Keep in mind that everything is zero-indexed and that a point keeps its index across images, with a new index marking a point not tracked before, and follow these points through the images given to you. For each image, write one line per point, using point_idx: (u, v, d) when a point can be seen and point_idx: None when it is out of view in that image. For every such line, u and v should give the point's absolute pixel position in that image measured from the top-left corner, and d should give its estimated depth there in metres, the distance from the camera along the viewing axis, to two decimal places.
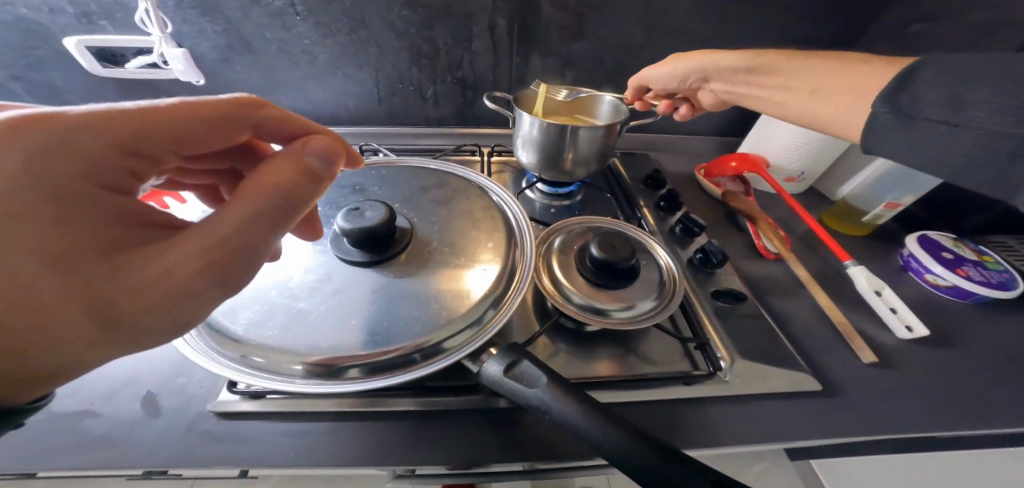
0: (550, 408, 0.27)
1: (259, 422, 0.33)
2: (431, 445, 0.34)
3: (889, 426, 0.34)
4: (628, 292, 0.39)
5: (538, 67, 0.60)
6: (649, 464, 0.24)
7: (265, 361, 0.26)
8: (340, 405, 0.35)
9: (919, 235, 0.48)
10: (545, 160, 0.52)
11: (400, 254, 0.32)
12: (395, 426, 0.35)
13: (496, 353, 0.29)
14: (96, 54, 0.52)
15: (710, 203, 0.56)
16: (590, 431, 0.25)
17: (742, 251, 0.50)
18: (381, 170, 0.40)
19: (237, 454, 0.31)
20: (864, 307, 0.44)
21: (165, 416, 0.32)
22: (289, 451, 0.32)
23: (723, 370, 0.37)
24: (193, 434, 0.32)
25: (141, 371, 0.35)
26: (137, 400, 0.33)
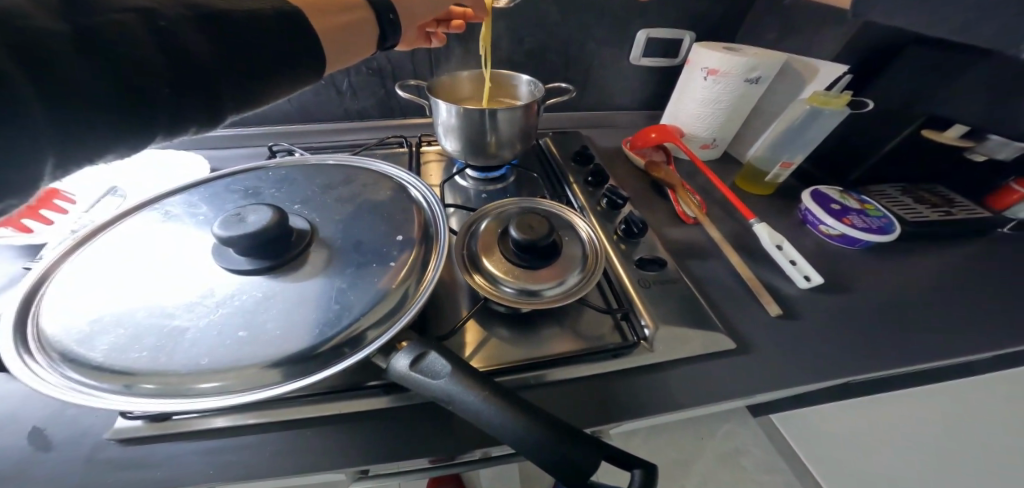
0: (454, 400, 0.24)
1: (171, 443, 0.33)
2: (361, 447, 0.34)
3: (787, 370, 0.37)
4: (552, 270, 0.39)
5: (457, 51, 0.58)
6: (555, 450, 0.22)
7: (145, 385, 0.24)
8: (261, 417, 0.35)
9: (812, 190, 0.51)
10: (467, 146, 0.49)
11: (298, 258, 0.30)
12: (314, 432, 0.35)
13: (403, 347, 0.27)
14: None
15: (636, 177, 0.58)
16: (493, 419, 0.23)
17: (665, 219, 0.52)
18: (281, 171, 0.38)
19: (141, 478, 0.31)
20: (771, 262, 0.48)
21: (55, 449, 0.33)
22: (206, 469, 0.32)
23: (648, 339, 0.38)
24: (92, 464, 0.32)
25: (23, 408, 0.35)
26: (21, 437, 0.33)
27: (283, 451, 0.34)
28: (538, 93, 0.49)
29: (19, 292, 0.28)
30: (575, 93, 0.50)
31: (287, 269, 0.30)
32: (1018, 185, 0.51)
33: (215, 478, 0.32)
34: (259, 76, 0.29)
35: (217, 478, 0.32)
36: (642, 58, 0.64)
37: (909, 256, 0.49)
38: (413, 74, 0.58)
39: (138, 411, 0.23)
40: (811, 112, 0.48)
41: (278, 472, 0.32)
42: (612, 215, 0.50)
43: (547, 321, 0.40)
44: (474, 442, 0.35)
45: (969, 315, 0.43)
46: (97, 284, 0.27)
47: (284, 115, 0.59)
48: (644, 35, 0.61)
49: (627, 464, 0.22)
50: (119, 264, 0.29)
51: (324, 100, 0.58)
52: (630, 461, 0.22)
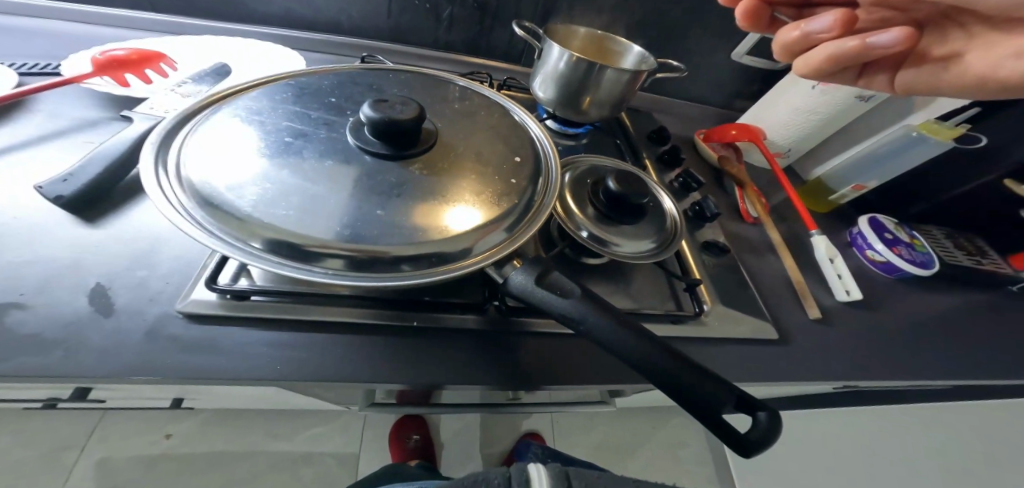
0: (584, 320, 0.26)
1: (238, 330, 0.34)
2: (425, 362, 0.37)
3: (826, 370, 0.41)
4: (635, 231, 0.41)
5: (565, 6, 0.57)
6: (685, 383, 0.24)
7: (274, 245, 0.26)
8: (337, 318, 0.36)
9: (869, 216, 0.55)
10: (563, 97, 0.49)
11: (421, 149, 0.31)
12: (388, 343, 0.37)
13: (521, 265, 0.30)
14: None
15: (704, 167, 0.59)
16: (627, 345, 0.25)
17: (729, 214, 0.54)
18: (399, 75, 0.40)
19: (210, 360, 0.32)
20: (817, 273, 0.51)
21: (118, 316, 0.32)
22: (275, 366, 0.33)
23: (706, 313, 0.41)
24: (158, 338, 0.32)
25: (87, 262, 0.34)
26: (84, 293, 0.32)
27: (348, 359, 0.35)
28: (647, 65, 0.49)
29: (155, 141, 0.30)
30: (684, 74, 0.49)
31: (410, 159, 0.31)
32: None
33: (281, 374, 0.33)
34: None
35: (289, 374, 0.33)
36: (745, 55, 0.65)
37: (932, 294, 0.54)
38: (513, 16, 0.57)
39: (266, 266, 0.25)
40: (914, 139, 0.51)
41: (348, 377, 0.34)
42: (682, 197, 0.52)
43: (614, 280, 0.42)
44: (524, 377, 0.39)
45: (974, 354, 0.49)
46: (236, 139, 0.29)
47: (373, 28, 0.56)
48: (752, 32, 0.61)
49: (750, 408, 0.26)
50: (257, 127, 0.30)
51: (419, 22, 0.56)
52: (755, 406, 0.26)
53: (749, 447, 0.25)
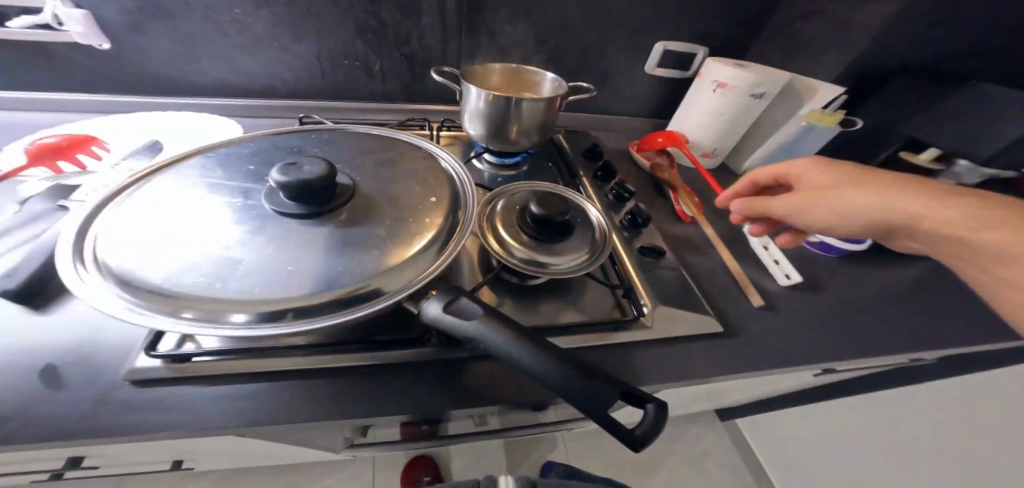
0: (483, 340, 0.27)
1: (187, 386, 0.36)
2: (370, 399, 0.38)
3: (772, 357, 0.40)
4: (563, 246, 0.41)
5: (485, 47, 0.62)
6: (579, 389, 0.25)
7: (200, 312, 0.27)
8: (281, 367, 0.37)
9: None
10: (490, 131, 0.52)
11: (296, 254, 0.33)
12: (334, 381, 0.39)
13: (435, 295, 0.29)
14: None
15: (642, 176, 0.63)
16: (522, 360, 0.26)
17: (666, 216, 0.56)
18: (320, 134, 0.43)
19: (155, 421, 0.33)
20: (757, 260, 0.52)
21: (69, 388, 0.34)
22: (222, 415, 0.34)
23: (646, 316, 0.39)
24: (107, 403, 0.33)
25: (40, 345, 0.36)
26: (34, 375, 0.34)
27: (291, 398, 0.37)
28: (561, 90, 0.52)
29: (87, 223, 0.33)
30: (595, 93, 0.52)
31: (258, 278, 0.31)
32: None
33: (228, 425, 0.34)
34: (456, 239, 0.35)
35: (236, 424, 0.34)
36: (656, 68, 0.72)
37: (878, 266, 0.55)
38: (440, 62, 0.62)
39: (167, 326, 0.26)
40: (806, 127, 0.63)
41: (294, 418, 0.35)
42: (618, 207, 0.53)
43: (553, 296, 0.42)
44: (467, 399, 0.39)
45: (926, 320, 0.48)
46: (154, 220, 0.31)
47: (315, 89, 0.62)
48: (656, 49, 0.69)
49: (641, 401, 0.27)
50: (173, 206, 0.32)
51: (354, 79, 0.61)
52: (645, 399, 0.26)
53: (644, 441, 0.25)
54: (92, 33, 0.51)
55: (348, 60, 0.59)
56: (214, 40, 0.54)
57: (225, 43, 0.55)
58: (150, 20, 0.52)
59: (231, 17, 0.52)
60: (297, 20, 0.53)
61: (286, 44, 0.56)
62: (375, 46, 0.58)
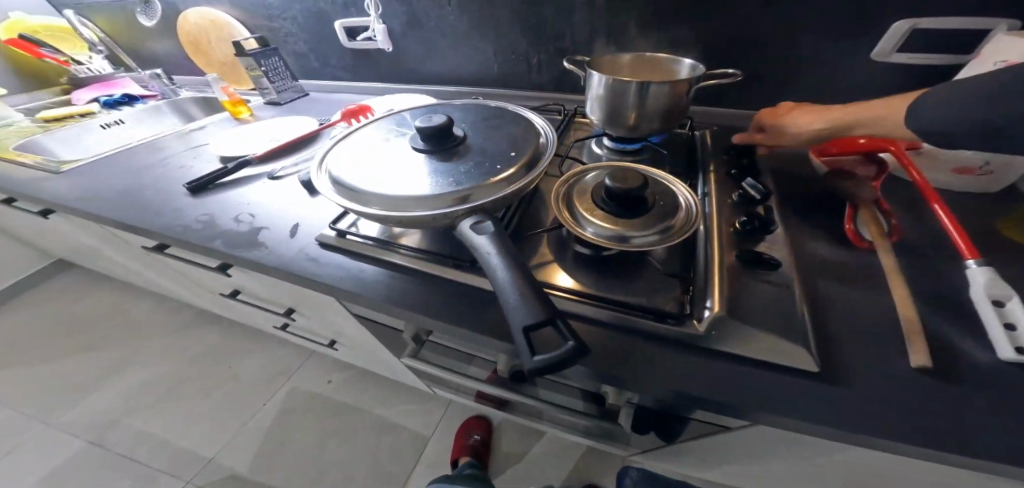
0: (478, 250, 0.31)
1: (340, 255, 0.50)
2: (437, 304, 0.42)
3: (898, 437, 0.26)
4: (632, 221, 0.38)
5: (635, 35, 0.63)
6: (517, 302, 0.26)
7: (362, 198, 0.40)
8: (389, 259, 0.47)
9: None
10: (608, 115, 0.53)
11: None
12: (417, 283, 0.45)
13: (471, 215, 0.35)
14: (345, 32, 0.86)
15: (807, 184, 0.48)
16: (492, 269, 0.29)
17: (812, 228, 0.42)
18: (459, 103, 0.55)
19: (321, 270, 0.48)
20: (969, 318, 0.32)
21: (296, 239, 0.53)
22: (348, 279, 0.46)
23: (704, 319, 0.33)
24: (305, 252, 0.51)
25: (294, 212, 0.58)
26: (287, 228, 0.55)
27: (387, 283, 0.45)
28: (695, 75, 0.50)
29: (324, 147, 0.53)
30: (740, 77, 0.49)
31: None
32: None
33: (348, 286, 0.45)
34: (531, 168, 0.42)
35: (352, 286, 0.45)
36: (895, 53, 0.52)
37: None
38: (589, 54, 0.68)
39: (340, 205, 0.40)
40: None
41: (384, 297, 0.44)
42: (740, 207, 0.43)
43: (613, 271, 0.39)
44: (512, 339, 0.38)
45: None
46: (353, 152, 0.49)
47: (490, 80, 0.79)
48: (893, 29, 0.50)
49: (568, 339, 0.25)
50: (364, 146, 0.49)
51: (517, 71, 0.75)
52: (572, 338, 0.25)
53: (551, 369, 0.24)
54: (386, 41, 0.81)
55: (516, 55, 0.73)
56: (437, 45, 0.79)
57: (442, 46, 0.78)
58: (407, 33, 0.80)
59: (447, 27, 0.74)
60: (485, 25, 0.71)
61: (476, 44, 0.75)
62: (537, 42, 0.69)
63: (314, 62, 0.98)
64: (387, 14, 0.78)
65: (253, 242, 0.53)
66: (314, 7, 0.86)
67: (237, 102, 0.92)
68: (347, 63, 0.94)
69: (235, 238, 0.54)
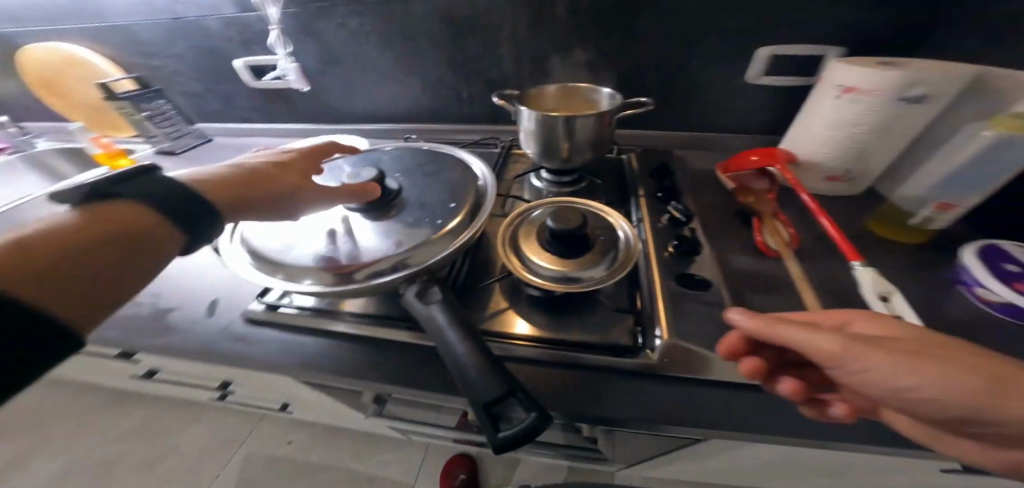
0: (428, 322, 0.30)
1: (273, 330, 0.44)
2: (393, 370, 0.39)
3: (829, 437, 0.29)
4: (577, 260, 0.40)
5: (558, 68, 0.66)
6: (474, 378, 0.25)
7: (289, 273, 0.36)
8: (332, 328, 0.43)
9: (982, 243, 0.39)
10: (542, 149, 0.55)
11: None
12: (367, 350, 0.41)
13: (415, 280, 0.34)
14: (250, 71, 0.80)
15: (724, 199, 0.53)
16: (445, 343, 0.28)
17: (734, 241, 0.46)
18: (391, 149, 0.53)
19: (252, 351, 0.42)
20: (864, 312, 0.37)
21: (217, 316, 0.47)
22: (286, 356, 0.41)
23: (654, 350, 0.34)
24: (229, 331, 0.45)
25: (213, 284, 0.51)
26: (205, 305, 0.48)
27: (334, 355, 0.41)
28: (615, 106, 0.52)
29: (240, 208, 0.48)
30: (652, 106, 0.52)
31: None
32: None
33: (286, 365, 0.41)
34: (472, 217, 0.41)
35: (292, 363, 0.41)
36: (763, 76, 0.60)
37: None
38: (518, 86, 0.70)
39: (266, 283, 0.36)
40: (999, 142, 0.38)
41: (330, 371, 0.40)
42: (670, 230, 0.47)
43: (566, 310, 0.40)
44: None
45: None
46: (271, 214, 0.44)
47: (422, 114, 0.78)
48: (760, 56, 0.57)
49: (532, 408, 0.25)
50: None
51: (449, 104, 0.75)
52: (533, 406, 0.24)
53: (515, 444, 0.23)
54: (299, 79, 0.74)
55: (446, 90, 0.73)
56: (360, 81, 0.76)
57: (367, 82, 0.76)
58: (325, 69, 0.76)
59: (369, 62, 0.72)
60: (410, 60, 0.70)
61: (402, 79, 0.73)
62: (464, 76, 0.70)
63: (219, 101, 0.89)
64: (300, 50, 0.74)
65: (162, 328, 0.46)
66: (211, 43, 0.78)
67: (114, 154, 0.79)
68: (259, 101, 0.86)
69: (137, 326, 0.46)
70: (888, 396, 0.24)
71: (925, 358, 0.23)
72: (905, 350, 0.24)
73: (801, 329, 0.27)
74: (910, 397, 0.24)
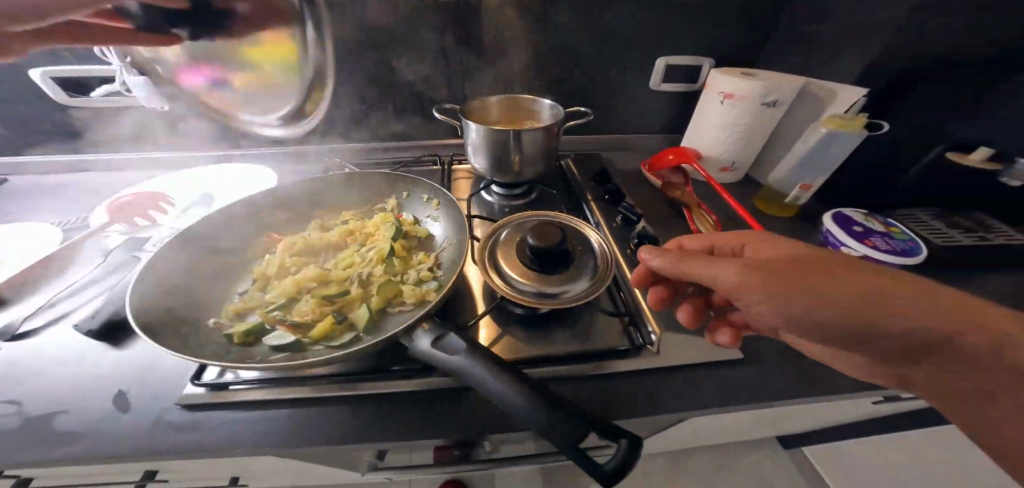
0: (465, 372, 0.27)
1: (229, 412, 0.31)
2: (426, 424, 0.31)
3: (799, 387, 0.35)
4: (564, 274, 0.41)
5: (487, 80, 0.66)
6: (545, 420, 0.23)
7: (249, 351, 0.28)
8: (326, 390, 0.33)
9: (834, 212, 0.54)
10: (494, 163, 0.54)
11: (274, 278, 0.41)
12: (389, 409, 0.32)
13: (425, 329, 0.30)
14: (59, 83, 0.57)
15: (656, 195, 0.61)
16: (496, 391, 0.25)
17: (677, 232, 0.53)
18: None
19: (202, 446, 0.29)
20: None
21: (129, 411, 0.31)
22: (265, 440, 0.29)
23: (655, 343, 0.37)
24: (156, 427, 0.30)
25: (94, 371, 0.34)
26: (104, 398, 0.32)
27: (338, 427, 0.31)
28: (557, 116, 0.54)
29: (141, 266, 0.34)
30: (592, 115, 0.57)
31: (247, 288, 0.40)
32: None
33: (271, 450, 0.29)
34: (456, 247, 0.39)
35: (284, 447, 0.29)
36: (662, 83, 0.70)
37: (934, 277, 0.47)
38: (448, 98, 0.67)
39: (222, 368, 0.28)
40: (829, 134, 0.53)
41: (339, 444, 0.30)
42: (626, 230, 0.51)
43: (562, 324, 0.40)
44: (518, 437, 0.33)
45: None
46: None
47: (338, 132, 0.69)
48: (659, 66, 0.67)
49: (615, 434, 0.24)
50: None
51: (371, 120, 0.68)
52: (618, 433, 0.24)
53: (615, 476, 0.22)
54: (154, 98, 0.57)
55: (367, 104, 0.66)
56: None
57: None
58: None
59: None
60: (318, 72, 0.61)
61: None
62: (387, 89, 0.64)
63: None
64: None
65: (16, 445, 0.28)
66: None
67: None
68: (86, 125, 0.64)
69: None
70: (794, 322, 0.29)
71: (824, 280, 0.27)
72: (789, 268, 0.29)
73: (707, 262, 0.31)
74: (820, 326, 0.28)
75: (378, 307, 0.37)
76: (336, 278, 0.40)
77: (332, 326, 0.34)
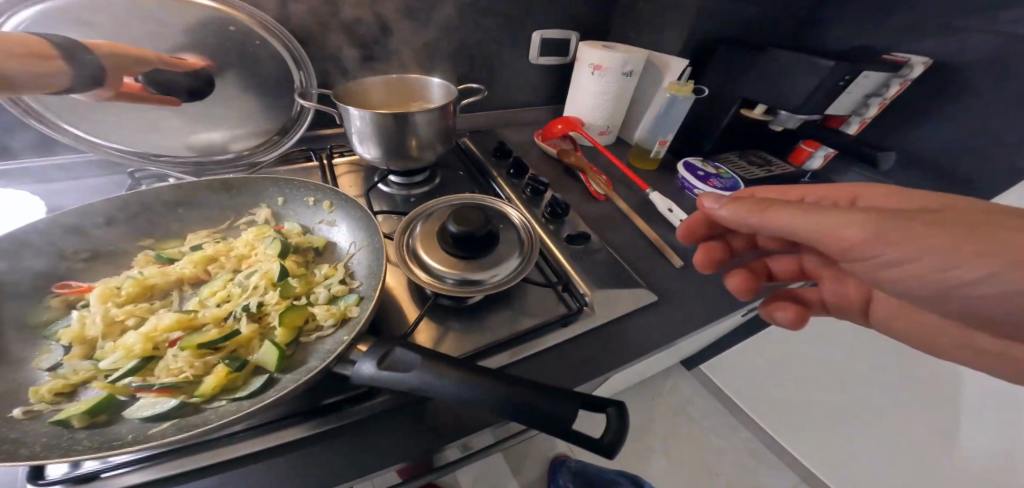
0: (427, 387, 0.23)
1: None
2: (384, 447, 0.27)
3: (697, 308, 0.44)
4: (493, 256, 0.40)
5: (355, 56, 0.58)
6: (529, 411, 0.22)
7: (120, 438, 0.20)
8: (253, 440, 0.26)
9: (684, 163, 0.67)
10: (388, 151, 0.49)
11: (105, 341, 0.29)
12: (334, 443, 0.27)
13: (365, 351, 0.26)
14: None
15: (554, 165, 0.65)
16: (468, 398, 0.23)
17: (579, 197, 0.58)
18: None
19: None
20: (664, 222, 0.57)
21: None
22: None
23: (588, 303, 0.40)
24: None
25: None
26: None
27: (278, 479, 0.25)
28: (450, 95, 0.51)
29: None
30: (486, 93, 0.53)
31: (65, 360, 0.28)
32: (805, 145, 0.74)
33: None
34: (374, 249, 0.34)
35: None
36: (540, 57, 0.72)
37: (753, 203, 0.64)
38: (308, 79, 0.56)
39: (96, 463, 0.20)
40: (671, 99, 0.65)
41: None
42: (538, 201, 0.53)
43: (499, 306, 0.40)
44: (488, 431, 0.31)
45: None
46: None
47: None
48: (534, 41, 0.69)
49: (600, 408, 0.24)
50: None
51: None
52: (603, 404, 0.24)
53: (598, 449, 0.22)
54: None
55: None
56: None
57: None
58: None
59: None
60: None
61: None
62: None
63: None
64: None
65: None
66: None
67: None
68: None
69: None
70: (937, 281, 0.26)
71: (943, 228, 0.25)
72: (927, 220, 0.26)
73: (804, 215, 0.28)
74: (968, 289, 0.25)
75: (287, 339, 0.30)
76: (211, 319, 0.31)
77: (229, 377, 0.27)
